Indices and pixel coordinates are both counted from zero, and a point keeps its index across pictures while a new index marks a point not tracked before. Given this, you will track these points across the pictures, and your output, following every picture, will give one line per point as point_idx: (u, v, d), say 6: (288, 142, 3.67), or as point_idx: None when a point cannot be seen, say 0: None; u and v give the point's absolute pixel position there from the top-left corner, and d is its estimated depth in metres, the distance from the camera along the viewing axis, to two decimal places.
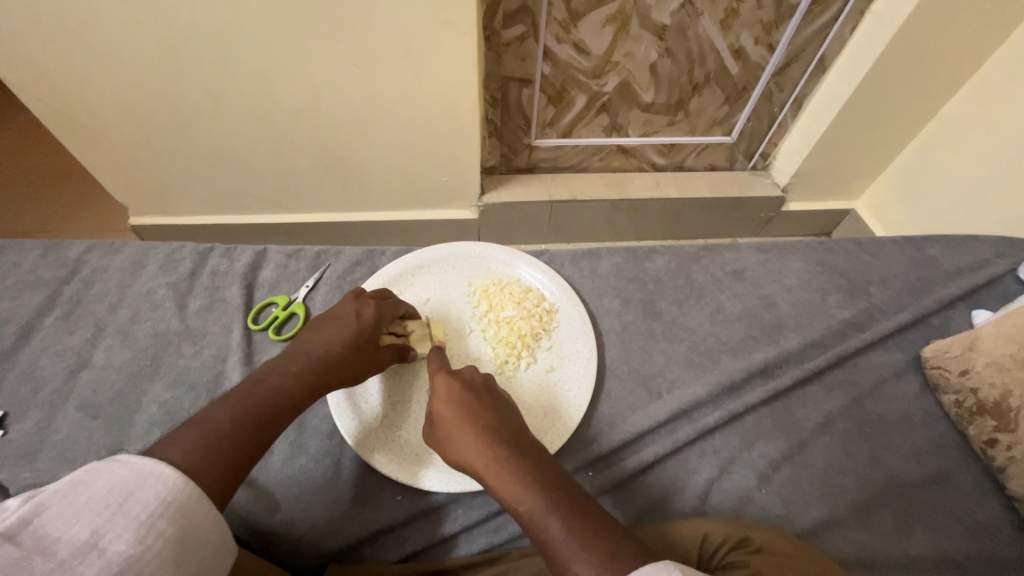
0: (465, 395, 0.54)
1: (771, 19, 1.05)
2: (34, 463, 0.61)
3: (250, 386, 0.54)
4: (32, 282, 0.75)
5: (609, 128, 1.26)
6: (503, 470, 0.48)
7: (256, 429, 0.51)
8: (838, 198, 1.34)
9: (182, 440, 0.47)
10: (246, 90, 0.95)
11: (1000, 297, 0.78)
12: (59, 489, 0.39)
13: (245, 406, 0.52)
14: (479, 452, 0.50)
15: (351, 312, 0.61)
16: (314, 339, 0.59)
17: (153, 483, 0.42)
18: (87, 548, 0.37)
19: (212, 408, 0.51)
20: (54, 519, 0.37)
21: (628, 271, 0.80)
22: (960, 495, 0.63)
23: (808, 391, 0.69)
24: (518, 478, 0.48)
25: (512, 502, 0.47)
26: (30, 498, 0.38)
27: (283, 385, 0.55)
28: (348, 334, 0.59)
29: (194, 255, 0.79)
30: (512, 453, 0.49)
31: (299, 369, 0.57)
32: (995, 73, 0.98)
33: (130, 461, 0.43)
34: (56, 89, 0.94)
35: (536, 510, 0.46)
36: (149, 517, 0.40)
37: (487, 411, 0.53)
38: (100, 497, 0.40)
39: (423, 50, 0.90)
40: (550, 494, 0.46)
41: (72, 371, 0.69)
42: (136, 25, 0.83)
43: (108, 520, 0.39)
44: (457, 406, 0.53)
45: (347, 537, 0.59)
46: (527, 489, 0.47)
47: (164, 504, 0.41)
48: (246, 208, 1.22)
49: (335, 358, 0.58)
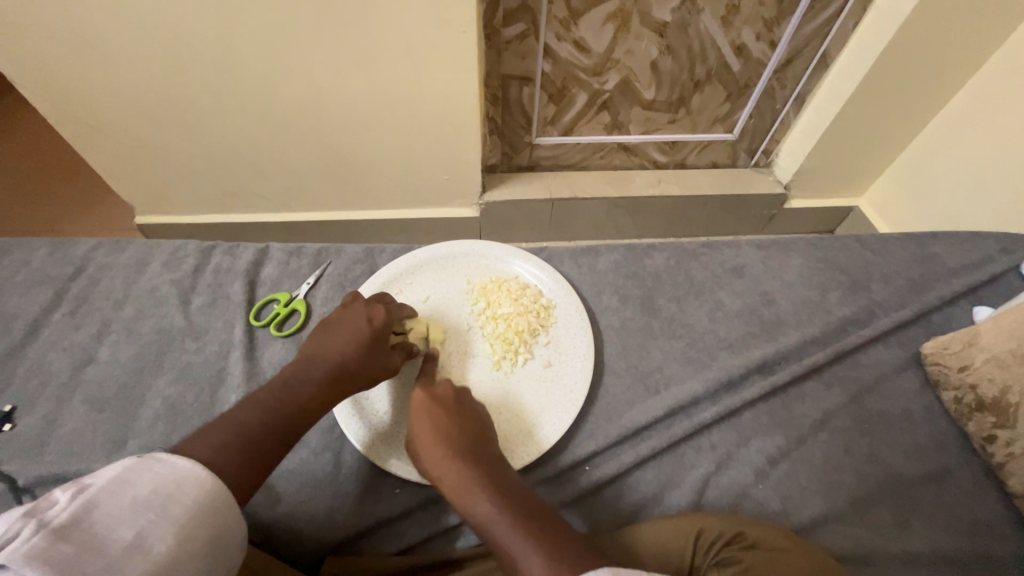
0: (432, 410, 0.55)
1: (773, 16, 1.05)
2: (42, 456, 0.63)
3: (274, 392, 0.55)
4: (39, 279, 0.77)
5: (610, 126, 1.26)
6: (459, 481, 0.50)
7: (281, 432, 0.52)
8: (842, 194, 1.33)
9: (209, 437, 0.48)
10: (249, 90, 0.96)
11: (1003, 293, 0.78)
12: (104, 487, 0.40)
13: (271, 410, 0.53)
14: (443, 465, 0.51)
15: (362, 318, 0.61)
16: (329, 346, 0.59)
17: (192, 485, 0.43)
18: (133, 548, 0.38)
19: (236, 411, 0.52)
20: (102, 517, 0.38)
21: (626, 268, 0.80)
22: (961, 492, 0.63)
23: (807, 387, 0.69)
24: (475, 490, 0.48)
25: (467, 510, 0.48)
26: (78, 495, 0.38)
27: (304, 390, 0.56)
28: (361, 338, 0.60)
29: (197, 253, 0.80)
30: (473, 464, 0.51)
31: (321, 377, 0.57)
32: (999, 68, 0.97)
33: (171, 461, 0.44)
34: (61, 89, 0.96)
35: (485, 519, 0.47)
36: (189, 519, 0.41)
37: (452, 424, 0.54)
38: (144, 497, 0.40)
39: (423, 51, 0.91)
40: (501, 502, 0.47)
41: (79, 367, 0.70)
42: (139, 25, 0.85)
43: (151, 522, 0.39)
44: (424, 419, 0.55)
45: (347, 529, 0.60)
46: (483, 500, 0.48)
47: (202, 507, 0.42)
48: (249, 207, 1.23)
49: (353, 360, 0.59)
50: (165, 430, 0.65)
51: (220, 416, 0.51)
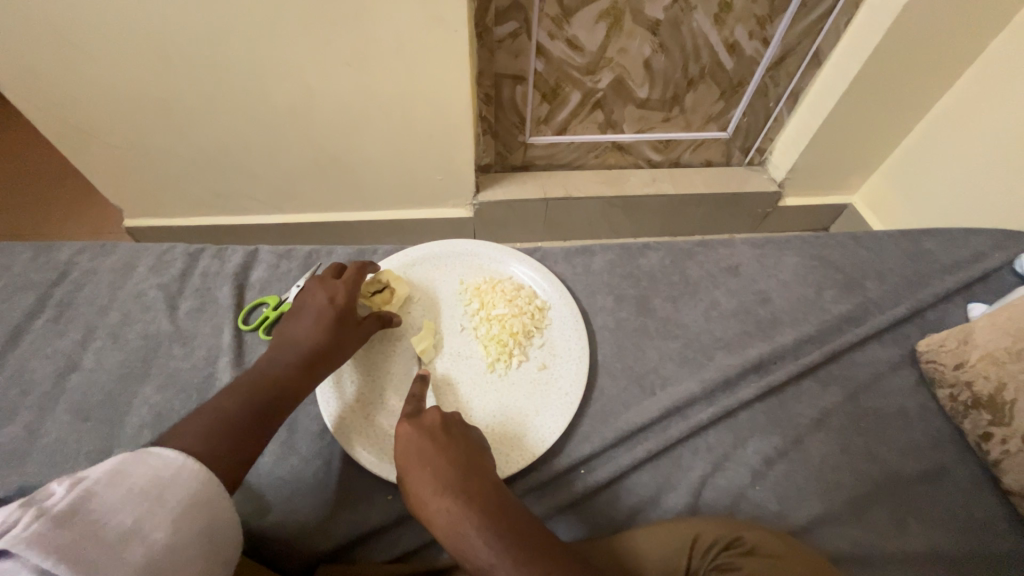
0: (423, 441, 0.51)
1: (766, 13, 1.04)
2: (25, 466, 0.61)
3: (250, 378, 0.54)
4: (23, 284, 0.75)
5: (604, 124, 1.25)
6: (454, 523, 0.46)
7: (260, 415, 0.52)
8: (835, 192, 1.33)
9: (192, 425, 0.48)
10: (238, 92, 0.95)
11: (997, 290, 0.78)
12: (102, 477, 0.39)
13: (253, 395, 0.52)
14: (435, 504, 0.48)
15: (322, 298, 0.61)
16: (297, 330, 0.59)
17: (188, 476, 0.42)
18: (131, 535, 0.37)
19: (217, 397, 0.52)
20: (101, 505, 0.37)
21: (621, 268, 0.80)
22: (958, 490, 0.63)
23: (803, 386, 0.69)
24: (480, 530, 0.46)
25: (465, 553, 0.46)
26: (75, 486, 0.37)
27: (280, 372, 0.55)
28: (325, 316, 0.60)
29: (185, 257, 0.78)
30: (475, 499, 0.47)
31: (293, 357, 0.57)
32: (989, 64, 0.98)
33: (166, 454, 0.43)
34: (44, 89, 0.94)
35: (487, 564, 0.44)
36: (186, 509, 0.40)
37: (445, 455, 0.51)
38: (142, 486, 0.39)
39: (414, 49, 0.89)
40: (503, 545, 0.45)
41: (62, 374, 0.68)
42: (123, 25, 0.83)
43: (149, 510, 0.38)
44: (413, 452, 0.51)
45: (339, 538, 0.58)
46: (490, 544, 0.45)
47: (197, 498, 0.41)
48: (240, 209, 1.22)
49: (325, 340, 0.59)
50: (152, 438, 0.64)
51: (203, 405, 0.51)
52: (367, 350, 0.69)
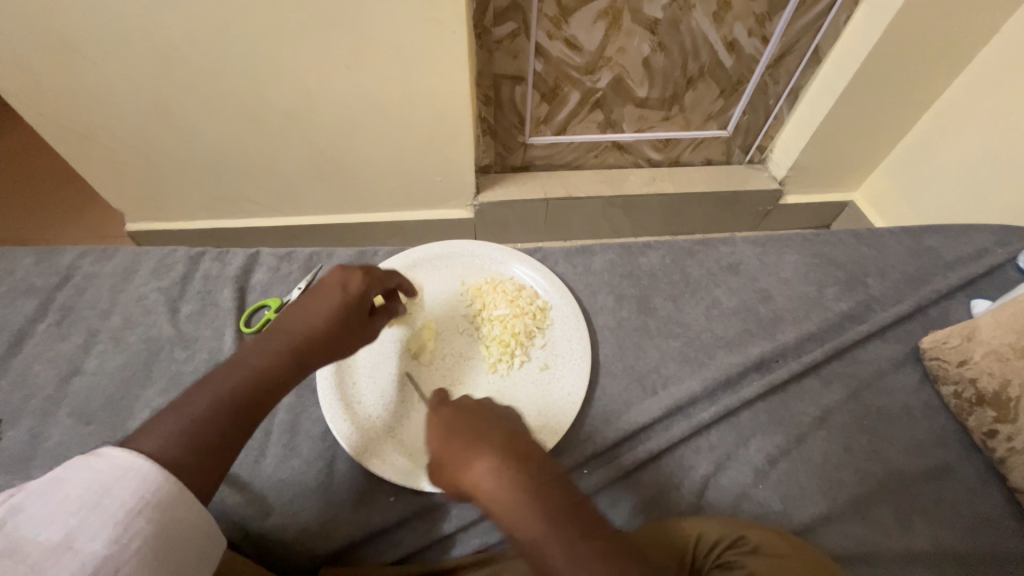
0: (466, 415, 0.52)
1: (764, 10, 1.04)
2: (27, 470, 0.61)
3: (235, 366, 0.52)
4: (25, 289, 0.75)
5: (604, 124, 1.25)
6: (505, 491, 0.46)
7: (242, 409, 0.50)
8: (836, 190, 1.33)
9: (166, 425, 0.46)
10: (239, 95, 0.95)
11: (1001, 286, 0.77)
12: (36, 489, 0.39)
13: (235, 387, 0.50)
14: (483, 472, 0.47)
15: (337, 285, 0.58)
16: (300, 316, 0.56)
17: (131, 479, 0.41)
18: (61, 548, 0.37)
19: (192, 391, 0.49)
20: (31, 519, 0.38)
21: (622, 268, 0.79)
22: (962, 488, 0.62)
23: (805, 385, 0.69)
24: (532, 499, 0.45)
25: (514, 523, 0.45)
26: (9, 499, 0.38)
27: (268, 364, 0.53)
28: (333, 307, 0.57)
29: (186, 260, 0.79)
30: (524, 473, 0.47)
31: (285, 350, 0.54)
32: (991, 59, 0.97)
33: (111, 455, 0.42)
34: (45, 95, 0.94)
35: (537, 532, 0.44)
36: (126, 515, 0.40)
37: (490, 428, 0.50)
38: (77, 496, 0.39)
39: (412, 51, 0.90)
40: (554, 513, 0.45)
41: (64, 378, 0.68)
42: (124, 30, 0.83)
43: (82, 520, 0.39)
44: (457, 425, 0.51)
45: (341, 540, 0.58)
46: (543, 516, 0.44)
47: (143, 502, 0.41)
48: (241, 212, 1.22)
49: (325, 335, 0.56)
50: None
51: (179, 398, 0.49)
52: (372, 355, 0.69)
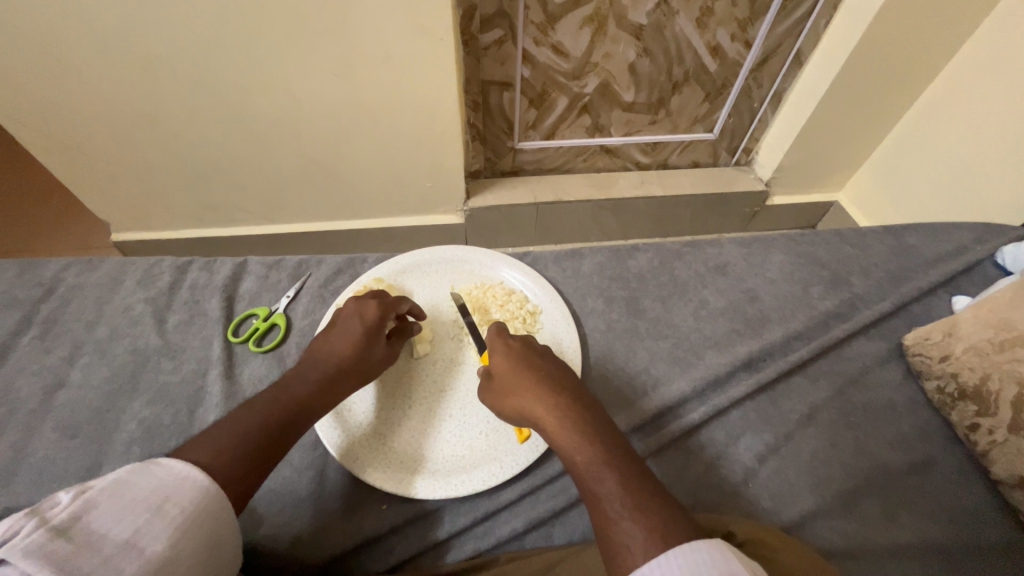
0: (519, 350, 0.57)
1: (746, 16, 1.06)
2: (11, 485, 0.60)
3: (275, 391, 0.54)
4: (6, 302, 0.74)
5: (592, 129, 1.27)
6: (549, 411, 0.51)
7: (280, 430, 0.51)
8: (821, 190, 1.36)
9: (213, 439, 0.47)
10: (226, 105, 0.95)
11: (980, 282, 0.79)
12: (107, 487, 0.39)
13: (273, 407, 0.52)
14: (529, 394, 0.52)
15: (353, 315, 0.62)
16: (325, 347, 0.60)
17: (188, 488, 0.42)
18: (129, 547, 0.37)
19: (237, 410, 0.51)
20: (103, 515, 0.37)
21: (610, 270, 0.80)
22: (946, 480, 0.63)
23: (792, 383, 0.70)
24: (570, 420, 0.49)
25: (556, 441, 0.49)
26: (81, 494, 0.37)
27: (302, 391, 0.55)
28: (355, 337, 0.60)
29: (172, 270, 0.78)
30: (573, 412, 0.50)
31: (318, 378, 0.57)
32: (967, 61, 1.00)
33: (169, 465, 0.43)
34: (26, 105, 0.93)
35: (571, 447, 0.48)
36: (183, 520, 0.40)
37: (537, 361, 0.55)
38: (142, 498, 0.39)
39: (401, 58, 0.90)
40: (587, 433, 0.48)
41: (48, 392, 0.67)
42: (107, 40, 0.83)
43: (148, 522, 0.38)
44: (506, 360, 0.56)
45: (332, 549, 0.58)
46: (584, 448, 0.47)
47: (197, 509, 0.41)
48: (229, 221, 1.22)
49: (350, 364, 0.59)
50: (140, 454, 0.63)
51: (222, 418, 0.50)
52: None
